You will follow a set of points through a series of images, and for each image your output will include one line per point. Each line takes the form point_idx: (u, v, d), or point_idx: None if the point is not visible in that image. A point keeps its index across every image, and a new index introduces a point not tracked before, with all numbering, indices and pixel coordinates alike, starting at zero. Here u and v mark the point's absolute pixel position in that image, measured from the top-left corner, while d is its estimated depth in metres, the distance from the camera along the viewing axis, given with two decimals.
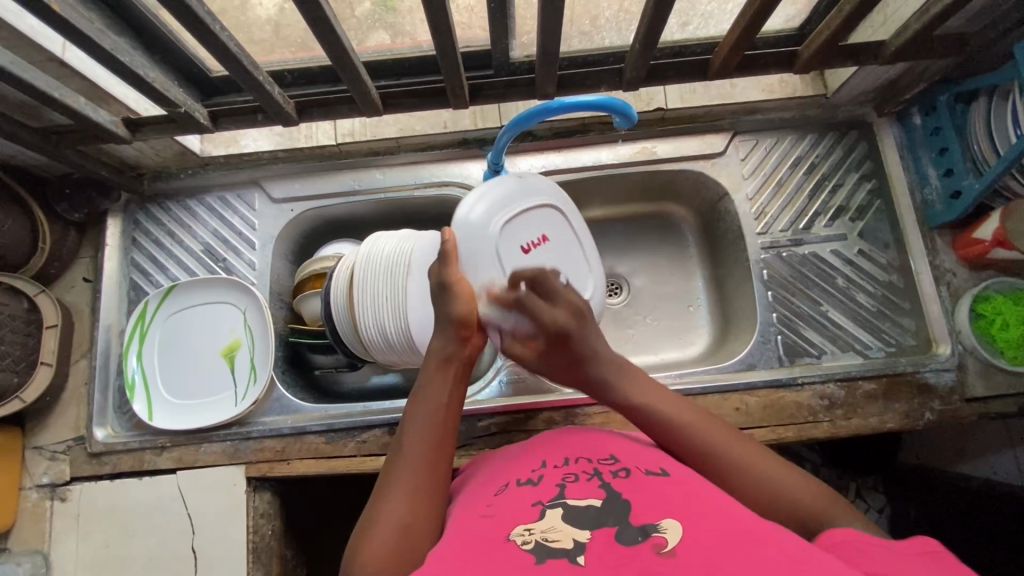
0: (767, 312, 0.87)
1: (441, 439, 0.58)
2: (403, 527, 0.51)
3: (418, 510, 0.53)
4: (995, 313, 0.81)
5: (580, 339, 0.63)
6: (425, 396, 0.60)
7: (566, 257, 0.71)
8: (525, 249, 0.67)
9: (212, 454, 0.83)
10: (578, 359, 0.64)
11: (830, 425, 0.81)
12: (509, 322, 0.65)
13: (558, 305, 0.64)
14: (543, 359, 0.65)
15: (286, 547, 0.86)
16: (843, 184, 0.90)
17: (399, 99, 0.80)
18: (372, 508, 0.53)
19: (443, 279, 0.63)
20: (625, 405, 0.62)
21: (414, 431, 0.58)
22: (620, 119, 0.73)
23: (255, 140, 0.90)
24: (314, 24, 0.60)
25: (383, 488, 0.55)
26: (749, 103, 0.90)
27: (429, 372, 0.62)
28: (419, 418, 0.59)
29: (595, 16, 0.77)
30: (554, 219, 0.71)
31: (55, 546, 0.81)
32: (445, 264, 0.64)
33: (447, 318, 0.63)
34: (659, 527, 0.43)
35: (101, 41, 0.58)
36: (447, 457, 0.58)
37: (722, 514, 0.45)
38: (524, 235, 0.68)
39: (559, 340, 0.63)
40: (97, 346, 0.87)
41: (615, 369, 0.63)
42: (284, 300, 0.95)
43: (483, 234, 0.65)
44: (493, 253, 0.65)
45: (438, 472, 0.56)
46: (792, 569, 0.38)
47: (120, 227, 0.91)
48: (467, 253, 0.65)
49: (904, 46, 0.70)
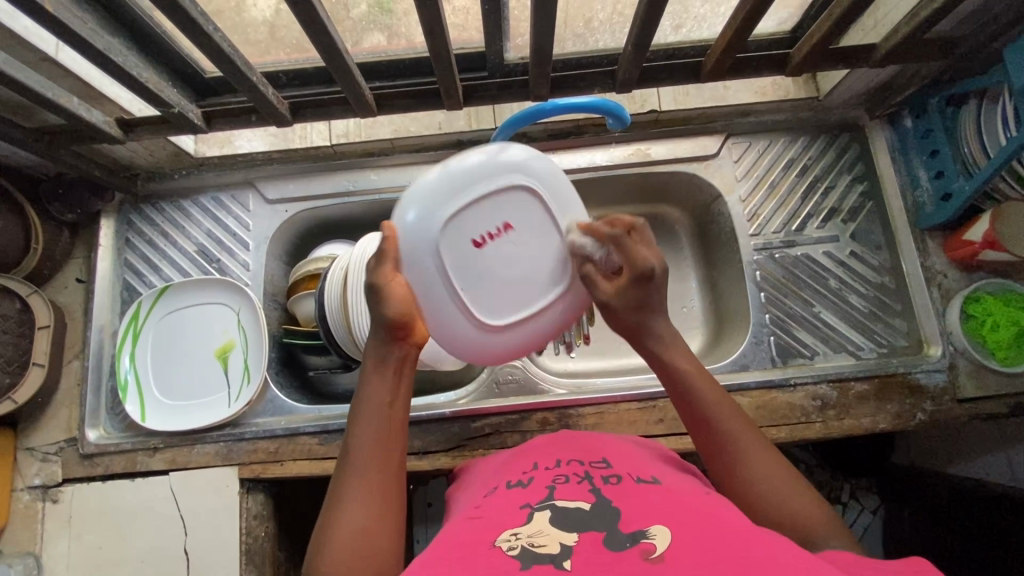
0: (760, 312, 0.88)
1: (389, 441, 0.56)
2: (363, 534, 0.50)
3: (376, 521, 0.52)
4: (986, 315, 0.81)
5: (652, 289, 0.59)
6: (365, 399, 0.58)
7: (532, 249, 0.60)
8: (478, 242, 0.58)
9: (205, 455, 0.83)
10: (645, 305, 0.60)
11: (823, 426, 0.81)
12: (596, 253, 0.59)
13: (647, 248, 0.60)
14: (620, 297, 0.59)
15: (279, 548, 0.86)
16: (836, 186, 0.91)
17: (393, 100, 0.80)
18: (329, 515, 0.52)
19: (371, 281, 0.57)
20: (662, 365, 0.61)
21: (359, 437, 0.56)
22: (613, 120, 0.73)
23: (250, 141, 0.91)
24: (307, 24, 0.60)
25: (333, 500, 0.53)
26: (742, 105, 0.90)
27: (373, 370, 0.59)
28: (364, 422, 0.57)
29: (588, 18, 0.78)
30: (525, 205, 0.59)
31: (46, 549, 0.81)
32: (382, 263, 0.58)
33: (380, 318, 0.58)
34: (648, 534, 0.43)
35: (94, 40, 0.58)
36: (399, 453, 0.57)
37: (708, 516, 0.45)
38: (478, 224, 0.58)
39: (642, 282, 0.58)
40: (90, 347, 0.86)
41: (670, 332, 0.61)
42: (278, 301, 0.94)
43: (428, 218, 0.57)
44: (431, 253, 0.57)
45: (386, 478, 0.55)
46: (772, 573, 0.38)
47: (113, 227, 0.91)
48: (407, 251, 0.57)
49: (895, 50, 0.71)
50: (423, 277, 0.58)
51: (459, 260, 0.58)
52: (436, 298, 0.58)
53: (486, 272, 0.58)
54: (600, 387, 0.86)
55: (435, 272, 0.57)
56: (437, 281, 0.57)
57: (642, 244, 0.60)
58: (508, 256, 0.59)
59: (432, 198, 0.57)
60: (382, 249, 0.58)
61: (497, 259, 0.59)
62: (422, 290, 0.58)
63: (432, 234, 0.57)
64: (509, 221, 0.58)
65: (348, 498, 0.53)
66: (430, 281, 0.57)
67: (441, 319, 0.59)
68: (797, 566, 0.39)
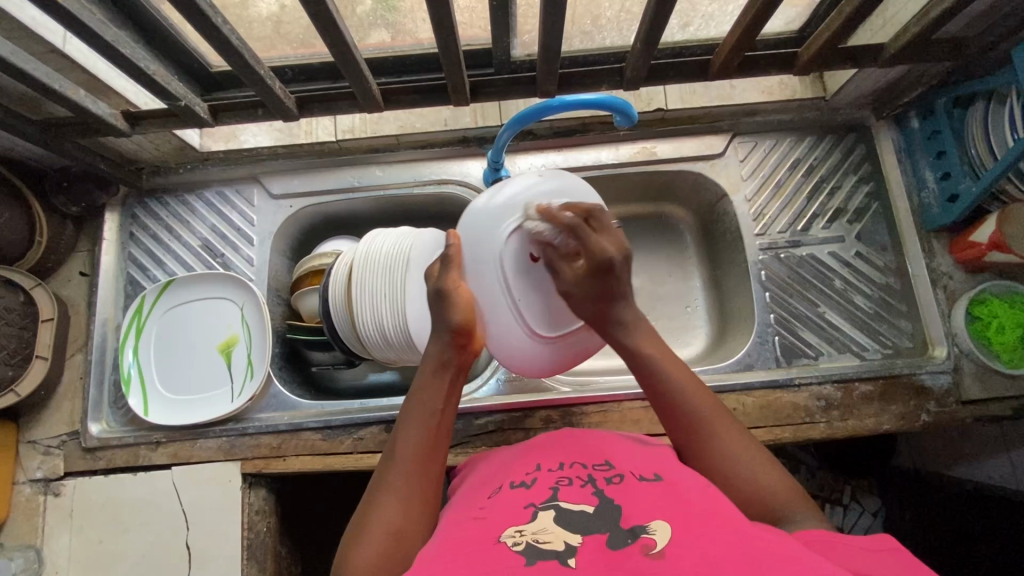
0: (764, 312, 0.88)
1: (435, 444, 0.58)
2: (396, 532, 0.51)
3: (410, 517, 0.52)
4: (992, 316, 0.81)
5: (614, 282, 0.60)
6: (419, 401, 0.60)
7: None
8: (536, 256, 0.62)
9: (207, 450, 0.82)
10: (608, 297, 0.61)
11: (827, 426, 0.81)
12: (558, 239, 0.61)
13: (607, 236, 0.60)
14: (580, 285, 0.60)
15: (280, 544, 0.86)
16: (842, 186, 0.91)
17: (399, 97, 0.80)
18: (364, 512, 0.53)
19: (440, 285, 0.63)
20: (629, 351, 0.62)
21: (408, 434, 0.58)
22: (620, 117, 0.73)
23: (255, 136, 0.91)
24: (317, 18, 0.60)
25: (374, 492, 0.54)
26: (749, 104, 0.90)
27: (427, 373, 0.62)
28: (415, 422, 0.58)
29: (597, 16, 0.78)
30: None
31: (47, 541, 0.81)
32: (449, 269, 0.63)
33: (445, 324, 0.62)
34: (648, 528, 0.43)
35: (103, 32, 0.58)
36: (440, 461, 0.58)
37: (708, 511, 0.45)
38: (539, 241, 0.62)
39: (602, 272, 0.59)
40: (94, 340, 0.86)
41: (636, 322, 0.62)
42: (282, 296, 0.94)
43: (489, 240, 0.62)
44: (496, 261, 0.61)
45: (428, 478, 0.56)
46: (778, 568, 0.38)
47: (118, 221, 0.90)
48: (472, 257, 0.63)
49: (904, 50, 0.71)
50: (489, 298, 0.62)
51: (522, 273, 0.62)
52: (496, 311, 0.63)
53: (540, 286, 0.63)
54: (603, 386, 0.86)
55: (496, 282, 0.62)
56: (501, 291, 0.62)
57: (601, 232, 0.60)
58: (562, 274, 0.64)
59: (493, 220, 0.62)
60: (449, 256, 0.64)
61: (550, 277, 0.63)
62: (485, 297, 0.63)
63: (496, 248, 0.61)
64: None
65: (389, 491, 0.54)
66: (493, 290, 0.62)
67: (497, 325, 0.63)
68: (799, 559, 0.39)
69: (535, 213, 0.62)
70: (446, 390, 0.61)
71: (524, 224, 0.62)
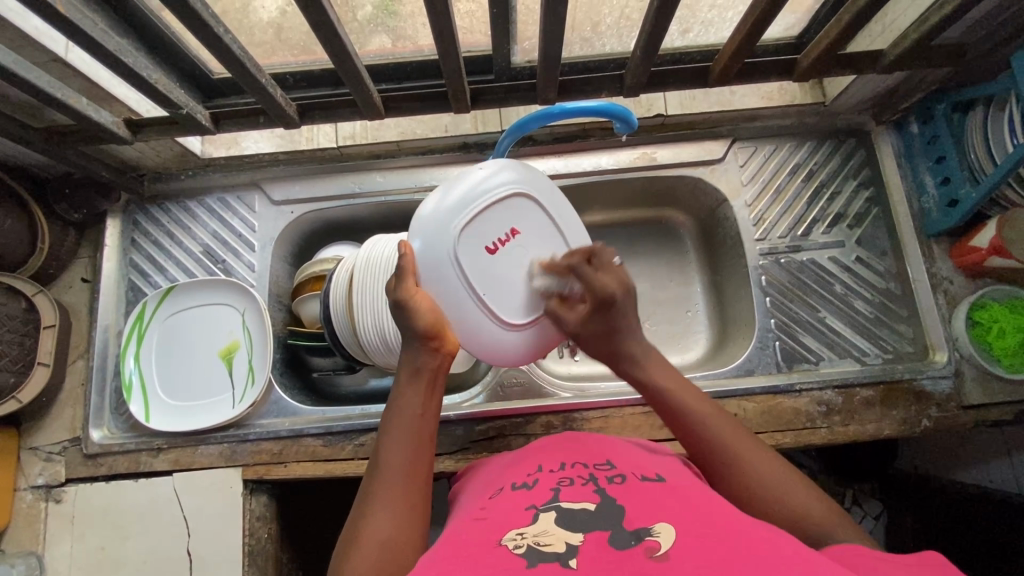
0: (765, 318, 0.88)
1: (419, 448, 0.57)
2: (386, 541, 0.50)
3: (401, 525, 0.52)
4: (992, 321, 0.81)
5: (616, 316, 0.64)
6: (399, 407, 0.60)
7: (535, 250, 0.68)
8: (491, 248, 0.66)
9: (208, 456, 0.82)
10: (612, 330, 0.64)
11: (828, 432, 0.81)
12: (564, 288, 0.67)
13: (610, 274, 0.65)
14: (585, 326, 0.65)
15: (281, 550, 0.86)
16: (842, 191, 0.91)
17: (400, 103, 0.81)
18: (354, 523, 0.53)
19: (397, 296, 0.61)
20: (644, 385, 0.63)
21: (390, 442, 0.57)
22: (620, 123, 0.73)
23: (256, 142, 0.92)
24: (317, 26, 0.60)
25: (363, 504, 0.54)
26: (748, 110, 0.90)
27: (404, 379, 0.61)
28: (397, 428, 0.58)
29: (596, 23, 0.78)
30: (524, 210, 0.68)
31: (49, 548, 0.81)
32: (405, 279, 0.63)
33: (411, 331, 0.61)
34: (651, 532, 0.43)
35: (105, 42, 0.58)
36: (425, 466, 0.57)
37: (713, 514, 0.45)
38: (489, 233, 0.66)
39: (602, 308, 0.64)
40: (95, 346, 0.87)
41: (643, 351, 0.64)
42: (283, 302, 0.95)
43: (440, 243, 0.63)
44: (450, 260, 0.64)
45: (415, 483, 0.56)
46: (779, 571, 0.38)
47: (120, 227, 0.91)
48: (426, 263, 0.64)
49: (903, 56, 0.71)
50: (452, 297, 0.64)
51: (476, 266, 0.65)
52: (463, 312, 0.65)
53: (499, 276, 0.66)
54: (604, 391, 0.86)
55: (455, 279, 0.64)
56: (466, 287, 0.64)
57: (603, 270, 0.65)
58: (517, 259, 0.67)
59: (439, 222, 0.64)
60: (401, 268, 0.63)
61: (506, 264, 0.67)
62: (444, 298, 0.64)
63: (447, 247, 0.63)
64: (513, 226, 0.67)
65: (377, 500, 0.54)
66: (455, 288, 0.64)
67: (467, 322, 0.65)
68: (802, 563, 0.39)
69: (478, 205, 0.65)
70: (427, 393, 0.61)
71: (469, 219, 0.64)
